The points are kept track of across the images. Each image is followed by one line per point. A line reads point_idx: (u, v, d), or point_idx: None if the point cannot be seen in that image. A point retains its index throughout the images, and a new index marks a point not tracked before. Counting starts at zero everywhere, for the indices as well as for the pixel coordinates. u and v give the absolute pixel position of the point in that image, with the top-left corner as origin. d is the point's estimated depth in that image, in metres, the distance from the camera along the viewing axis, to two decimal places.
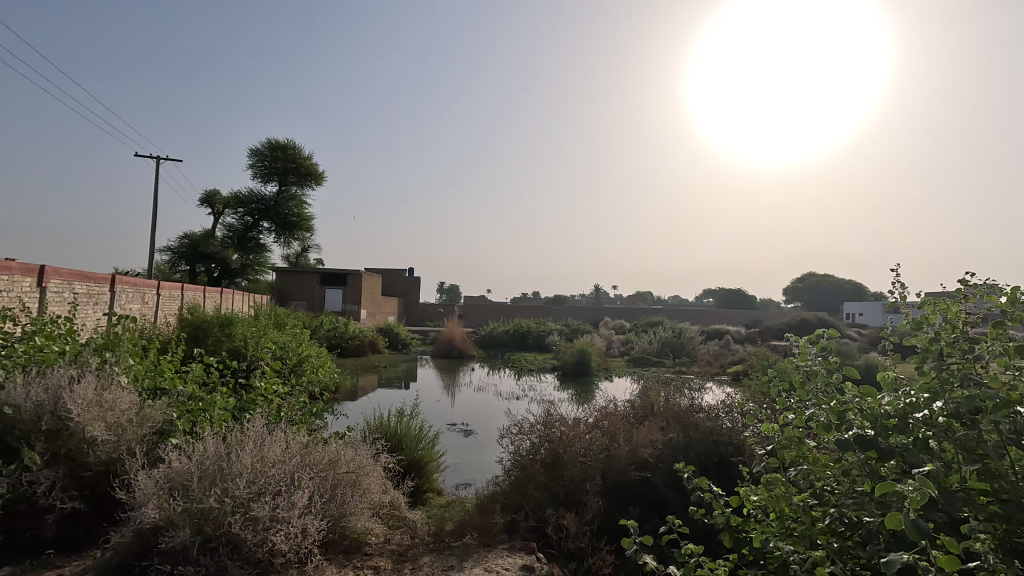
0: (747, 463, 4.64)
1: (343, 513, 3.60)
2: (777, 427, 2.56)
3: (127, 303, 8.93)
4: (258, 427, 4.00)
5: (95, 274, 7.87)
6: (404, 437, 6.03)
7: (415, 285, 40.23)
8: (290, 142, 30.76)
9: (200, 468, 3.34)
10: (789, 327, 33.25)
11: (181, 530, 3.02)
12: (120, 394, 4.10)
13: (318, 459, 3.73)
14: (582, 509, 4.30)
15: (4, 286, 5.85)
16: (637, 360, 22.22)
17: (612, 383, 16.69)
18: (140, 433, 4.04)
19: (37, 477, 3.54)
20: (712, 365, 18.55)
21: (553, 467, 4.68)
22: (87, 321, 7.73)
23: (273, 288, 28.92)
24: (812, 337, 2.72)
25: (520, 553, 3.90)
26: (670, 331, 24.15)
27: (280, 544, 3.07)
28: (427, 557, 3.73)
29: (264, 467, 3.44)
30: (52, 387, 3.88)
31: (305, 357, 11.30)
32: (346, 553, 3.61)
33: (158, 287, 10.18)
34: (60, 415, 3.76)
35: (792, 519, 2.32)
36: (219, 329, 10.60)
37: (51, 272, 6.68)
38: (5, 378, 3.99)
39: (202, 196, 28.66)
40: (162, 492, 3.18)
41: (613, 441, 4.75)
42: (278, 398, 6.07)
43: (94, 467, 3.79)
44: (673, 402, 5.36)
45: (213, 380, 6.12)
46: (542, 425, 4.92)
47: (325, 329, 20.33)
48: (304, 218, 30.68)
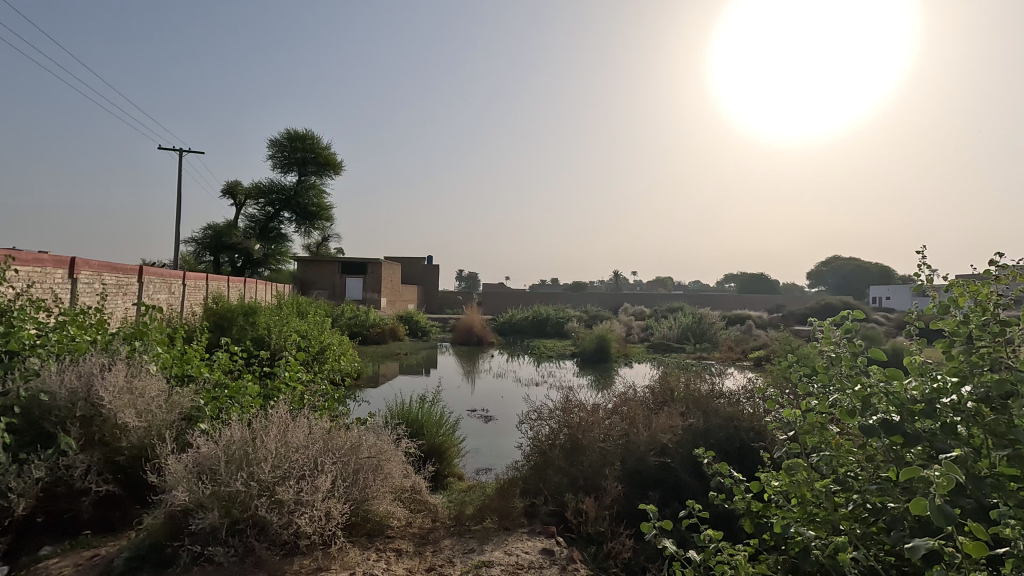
0: (768, 448, 4.57)
1: (366, 497, 3.66)
2: (799, 412, 2.52)
3: (155, 293, 9.14)
4: (282, 414, 4.07)
5: (124, 266, 8.08)
6: (424, 423, 6.12)
7: (434, 273, 40.61)
8: (309, 132, 31.07)
9: (227, 453, 3.43)
10: (811, 311, 32.81)
11: (210, 513, 3.10)
12: (148, 382, 4.22)
13: (341, 444, 3.79)
14: (601, 494, 4.29)
15: (38, 277, 6.05)
16: (656, 345, 22.14)
17: (631, 369, 16.67)
18: (169, 419, 4.16)
19: (72, 461, 3.64)
20: (733, 350, 18.38)
21: (573, 452, 4.71)
22: (117, 310, 7.94)
23: (296, 278, 29.34)
24: (835, 321, 2.64)
25: (540, 537, 3.93)
26: (690, 316, 23.97)
27: (304, 527, 3.16)
28: (447, 540, 3.77)
29: (288, 452, 3.52)
30: (84, 374, 4.02)
31: (327, 344, 11.49)
32: (369, 536, 3.68)
33: (183, 277, 10.40)
34: (93, 402, 3.89)
35: (814, 504, 2.28)
36: (243, 318, 10.82)
37: (82, 265, 6.89)
38: (41, 366, 4.14)
39: (223, 188, 29.16)
40: (191, 476, 3.27)
41: (632, 427, 4.75)
42: (302, 385, 6.18)
43: (127, 451, 3.92)
44: (692, 389, 5.35)
45: (240, 367, 6.27)
46: (561, 411, 4.92)
47: (346, 317, 20.67)
48: (324, 208, 31.03)
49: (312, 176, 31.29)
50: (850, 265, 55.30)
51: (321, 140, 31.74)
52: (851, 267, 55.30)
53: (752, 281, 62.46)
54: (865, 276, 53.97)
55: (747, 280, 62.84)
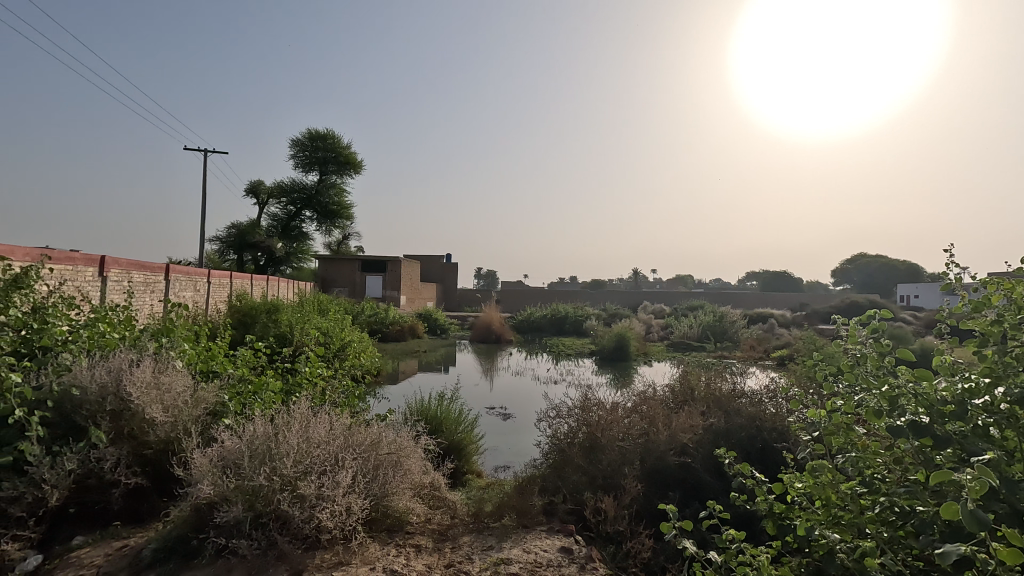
0: (792, 449, 4.49)
1: (385, 493, 3.69)
2: (824, 413, 2.47)
3: (181, 291, 9.34)
4: (304, 410, 4.13)
5: (151, 264, 8.27)
6: (443, 420, 6.15)
7: (453, 271, 40.82)
8: (330, 132, 31.44)
9: (250, 448, 3.49)
10: (836, 310, 32.15)
11: (234, 506, 3.16)
12: (175, 377, 4.33)
13: (361, 440, 3.82)
14: (620, 493, 4.26)
15: (70, 275, 6.23)
16: (677, 344, 21.91)
17: (650, 367, 16.56)
18: (195, 414, 4.26)
19: (103, 454, 3.74)
20: (756, 349, 18.09)
21: (591, 451, 4.68)
22: (144, 308, 8.14)
23: (317, 276, 29.74)
24: (861, 319, 2.57)
25: (559, 535, 3.92)
26: (711, 315, 23.66)
27: (326, 521, 3.20)
28: (467, 537, 3.79)
29: (310, 448, 3.56)
30: (114, 370, 4.13)
31: (348, 341, 11.62)
32: (389, 531, 3.71)
33: (208, 275, 10.62)
34: (121, 397, 3.99)
35: (840, 507, 2.23)
36: (266, 316, 11.01)
37: (111, 263, 7.07)
38: (72, 362, 4.26)
39: (247, 188, 29.66)
40: (216, 470, 3.34)
41: (652, 426, 4.71)
42: (323, 381, 6.27)
43: (154, 445, 4.03)
44: (714, 388, 5.28)
45: (262, 363, 6.38)
46: (580, 409, 4.90)
47: (366, 314, 20.89)
48: (345, 207, 31.38)
49: (333, 176, 31.64)
50: (877, 262, 54.03)
51: (341, 140, 32.08)
52: (877, 265, 54.04)
53: (775, 279, 61.45)
54: (892, 274, 52.67)
55: (770, 279, 61.83)
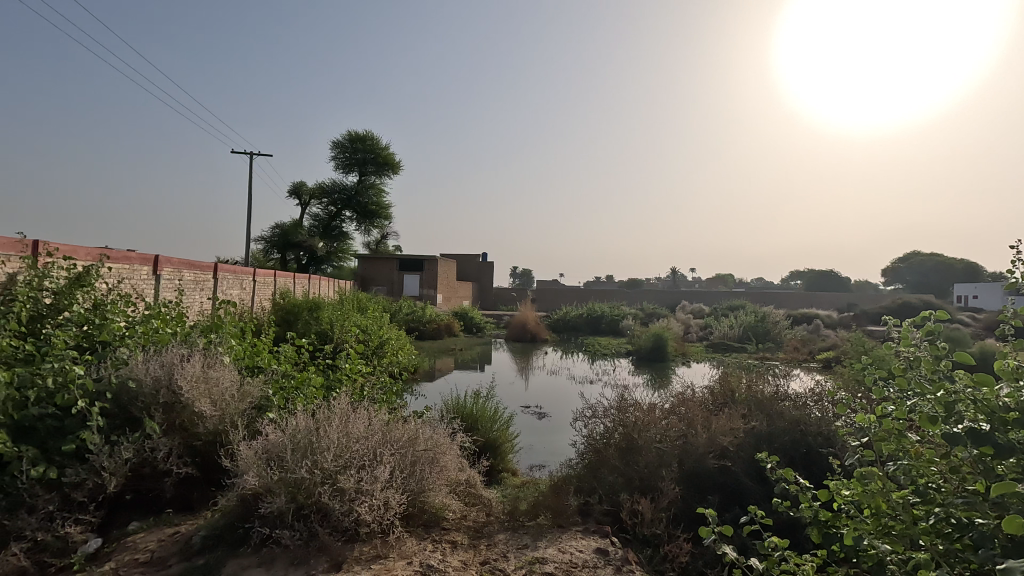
0: (838, 455, 4.33)
1: (422, 489, 3.74)
2: (874, 418, 2.36)
3: (228, 289, 9.70)
4: (344, 405, 4.23)
5: (201, 263, 8.62)
6: (479, 418, 6.19)
7: (488, 270, 41.04)
8: (369, 133, 32.06)
9: (293, 442, 3.59)
10: (886, 311, 30.77)
11: (278, 498, 3.27)
12: (222, 372, 4.50)
13: (398, 436, 3.89)
14: (657, 495, 4.19)
15: (127, 274, 6.56)
16: (717, 345, 21.41)
17: (689, 368, 16.23)
18: (241, 408, 4.42)
19: (157, 444, 3.93)
20: (800, 351, 17.50)
21: (627, 452, 4.63)
22: (194, 305, 8.49)
23: (356, 275, 30.39)
24: (915, 321, 2.45)
25: (594, 536, 3.90)
26: (752, 315, 23.02)
27: (365, 515, 3.27)
28: (502, 535, 3.80)
29: (350, 442, 3.64)
30: (167, 364, 4.33)
31: (386, 338, 11.83)
32: (425, 527, 3.76)
33: (253, 274, 10.99)
34: (173, 390, 4.18)
35: (891, 516, 2.13)
36: (308, 313, 11.32)
37: (164, 262, 7.40)
38: (129, 356, 4.49)
39: (290, 189, 30.56)
40: (260, 462, 3.45)
41: (690, 428, 4.62)
42: (361, 377, 6.40)
43: (203, 437, 4.20)
44: (755, 390, 5.14)
45: (304, 359, 6.56)
46: (616, 410, 4.85)
47: (403, 312, 21.21)
48: (383, 207, 31.95)
49: (372, 176, 32.26)
50: (932, 261, 51.43)
51: (380, 141, 32.67)
52: (932, 263, 51.44)
53: (820, 278, 59.30)
54: (948, 273, 50.04)
55: (815, 278, 59.70)
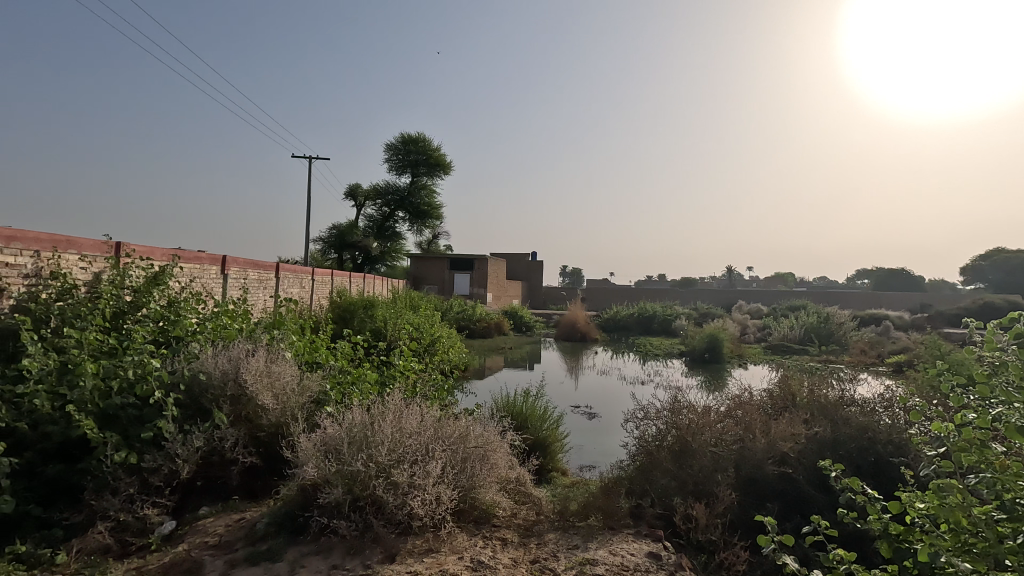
0: (911, 465, 4.07)
1: (473, 485, 3.78)
2: (953, 427, 2.20)
3: (289, 287, 10.14)
4: (397, 401, 4.33)
5: (265, 263, 9.05)
6: (529, 417, 6.20)
7: (538, 269, 41.05)
8: (421, 135, 32.72)
9: (349, 435, 3.71)
10: (965, 312, 28.66)
11: (335, 489, 3.38)
12: (284, 367, 4.72)
13: (450, 432, 3.95)
14: (713, 501, 4.06)
15: (198, 273, 6.97)
16: (776, 347, 20.57)
17: (746, 371, 15.66)
18: (301, 402, 4.62)
19: (224, 434, 4.16)
20: (867, 354, 16.55)
21: (681, 456, 4.51)
22: (258, 302, 8.92)
23: (409, 274, 31.10)
24: (1001, 323, 2.26)
25: (646, 540, 3.82)
26: (814, 316, 21.96)
27: (417, 508, 3.34)
28: (552, 534, 3.79)
29: (403, 437, 3.73)
30: (234, 358, 4.57)
31: (438, 336, 12.04)
32: (476, 523, 3.80)
33: (312, 273, 11.44)
34: (239, 383, 4.41)
35: (972, 533, 1.98)
36: (363, 311, 11.67)
37: (231, 262, 7.82)
38: (200, 351, 4.77)
39: (346, 191, 31.58)
40: (319, 454, 3.59)
41: (748, 432, 4.46)
42: (414, 374, 6.54)
43: (267, 428, 4.41)
44: (818, 395, 4.91)
45: (360, 356, 6.77)
46: (669, 412, 4.75)
47: (454, 311, 21.54)
48: (435, 207, 32.53)
49: (424, 177, 32.90)
50: (1018, 259, 47.47)
51: (432, 142, 33.27)
52: (1019, 261, 47.44)
53: (890, 278, 55.91)
54: None
55: (884, 277, 56.33)
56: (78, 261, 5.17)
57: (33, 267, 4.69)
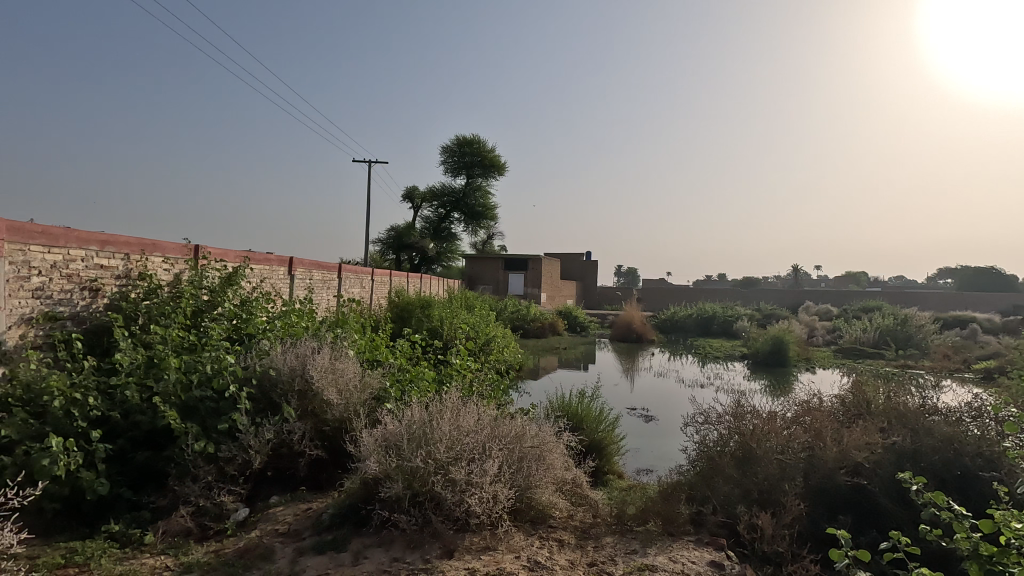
0: (1004, 481, 3.74)
1: (529, 485, 3.79)
2: None
3: (351, 287, 10.52)
4: (454, 400, 4.40)
5: (328, 264, 9.44)
6: (585, 418, 6.16)
7: (593, 268, 40.64)
8: (476, 137, 33.15)
9: (409, 432, 3.81)
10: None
11: (395, 483, 3.48)
12: (347, 364, 4.90)
13: (506, 432, 3.97)
14: (780, 510, 3.89)
15: (268, 274, 7.35)
16: (847, 350, 19.44)
17: (814, 375, 14.86)
18: (363, 398, 4.78)
19: (292, 427, 4.36)
20: (951, 360, 15.35)
21: (744, 462, 4.35)
22: (323, 302, 9.31)
23: (464, 274, 31.57)
24: None
25: (708, 548, 3.70)
26: (891, 317, 20.60)
27: (475, 506, 3.38)
28: (609, 538, 3.75)
29: (461, 435, 3.78)
30: (301, 355, 4.80)
31: (493, 336, 12.15)
32: (533, 523, 3.81)
33: (372, 273, 11.82)
34: (306, 379, 4.62)
35: None
36: (420, 310, 11.94)
37: (298, 263, 8.20)
38: (270, 348, 5.03)
39: (403, 193, 32.39)
40: (380, 449, 3.70)
41: (817, 440, 4.24)
42: (470, 373, 6.63)
43: (331, 423, 4.59)
44: (896, 402, 4.60)
45: (418, 355, 6.93)
46: (731, 416, 4.59)
47: (509, 311, 21.67)
48: (490, 208, 32.85)
49: (479, 178, 33.32)
50: None
51: (487, 144, 33.64)
52: None
53: (978, 277, 51.64)
54: None
55: (970, 276, 52.10)
56: (163, 263, 5.56)
57: (124, 269, 5.09)
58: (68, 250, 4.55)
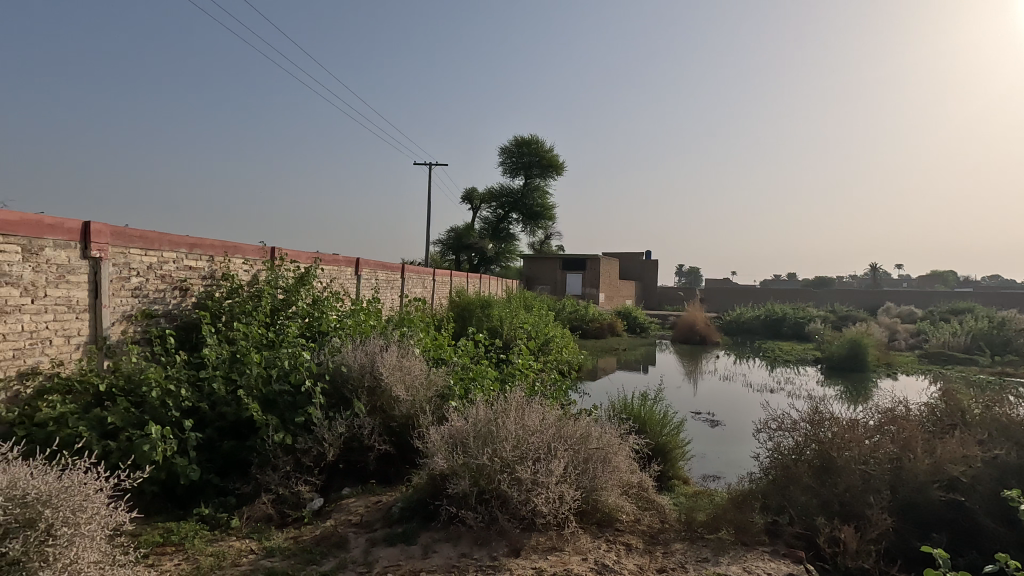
0: None
1: (595, 487, 3.75)
2: None
3: (413, 287, 10.80)
4: (518, 399, 4.42)
5: (393, 265, 9.73)
6: (649, 421, 6.03)
7: (653, 268, 39.75)
8: (534, 137, 33.22)
9: (475, 430, 3.86)
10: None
11: (463, 480, 3.53)
12: (413, 362, 5.04)
13: (571, 432, 3.94)
14: (864, 525, 3.66)
15: (337, 274, 7.67)
16: (934, 355, 18.03)
17: (897, 381, 13.88)
18: (429, 395, 4.89)
19: (363, 422, 4.52)
20: None
21: (823, 472, 4.12)
22: (387, 302, 9.60)
23: (522, 274, 31.73)
24: None
25: (785, 560, 3.53)
26: (986, 321, 18.92)
27: (541, 506, 3.38)
28: (679, 544, 3.65)
29: (526, 434, 3.79)
30: (370, 353, 4.97)
31: (552, 336, 12.12)
32: (599, 525, 3.77)
33: (434, 274, 12.08)
34: (376, 375, 4.79)
35: None
36: (480, 310, 12.08)
37: (364, 264, 8.50)
38: (341, 345, 5.25)
39: (462, 194, 32.90)
40: (447, 447, 3.77)
41: (906, 451, 3.95)
42: (532, 373, 6.64)
43: (399, 419, 4.72)
44: (997, 413, 4.23)
45: (480, 354, 7.02)
46: (808, 423, 4.36)
47: (567, 311, 21.56)
48: (548, 208, 32.82)
49: (537, 178, 33.37)
50: None
51: (545, 144, 33.64)
52: None
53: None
54: None
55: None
56: (243, 264, 5.91)
57: (209, 270, 5.45)
58: (162, 253, 4.90)
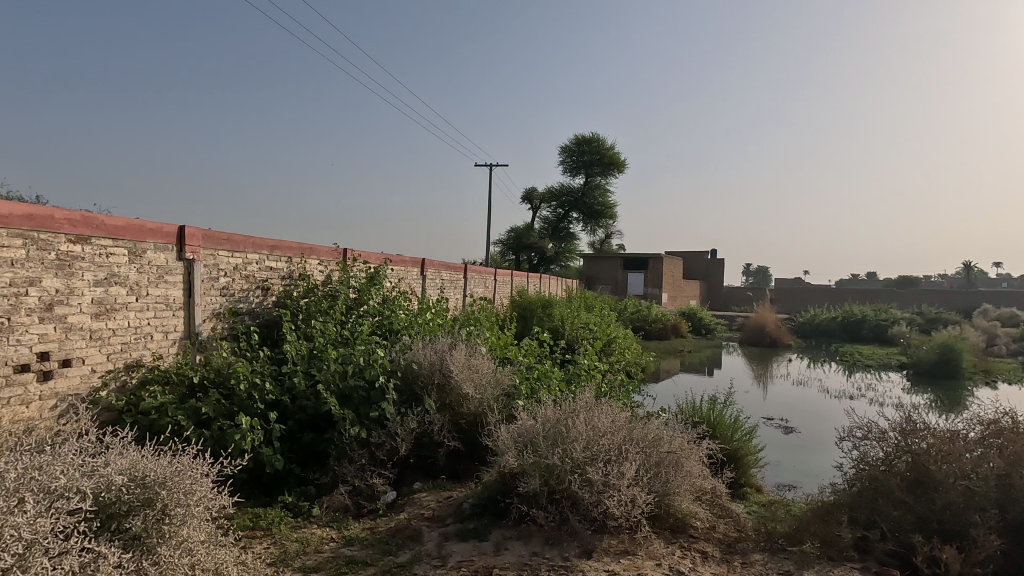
0: None
1: (668, 491, 3.66)
2: None
3: (476, 287, 10.93)
4: (586, 399, 4.38)
5: (457, 264, 9.91)
6: (720, 425, 5.83)
7: (718, 267, 38.36)
8: (595, 135, 32.87)
9: (544, 429, 3.86)
10: None
11: (533, 479, 3.54)
12: (481, 361, 5.11)
13: (642, 434, 3.87)
14: (967, 545, 3.38)
15: (404, 274, 7.89)
16: None
17: (997, 390, 12.71)
18: (496, 394, 4.94)
19: (433, 418, 4.63)
20: None
21: (918, 486, 3.83)
22: (451, 301, 9.78)
23: (582, 274, 31.47)
24: None
25: None
26: None
27: (614, 508, 3.33)
28: (758, 555, 3.50)
29: (596, 436, 3.75)
30: (439, 351, 5.08)
31: (615, 337, 11.94)
32: (672, 530, 3.68)
33: (496, 273, 12.19)
34: (445, 373, 4.89)
35: None
36: (542, 310, 12.08)
37: (429, 264, 8.70)
38: (411, 343, 5.40)
39: (522, 194, 33.01)
40: (517, 445, 3.80)
41: (1017, 467, 3.61)
42: (597, 374, 6.58)
43: (467, 416, 4.79)
44: None
45: (544, 354, 7.03)
46: (899, 432, 4.07)
47: (629, 311, 21.18)
48: (608, 207, 32.38)
49: (598, 177, 33.00)
50: None
51: (605, 142, 33.21)
52: None
53: None
54: None
55: None
56: (318, 265, 6.20)
57: (287, 270, 5.75)
58: (246, 254, 5.21)
